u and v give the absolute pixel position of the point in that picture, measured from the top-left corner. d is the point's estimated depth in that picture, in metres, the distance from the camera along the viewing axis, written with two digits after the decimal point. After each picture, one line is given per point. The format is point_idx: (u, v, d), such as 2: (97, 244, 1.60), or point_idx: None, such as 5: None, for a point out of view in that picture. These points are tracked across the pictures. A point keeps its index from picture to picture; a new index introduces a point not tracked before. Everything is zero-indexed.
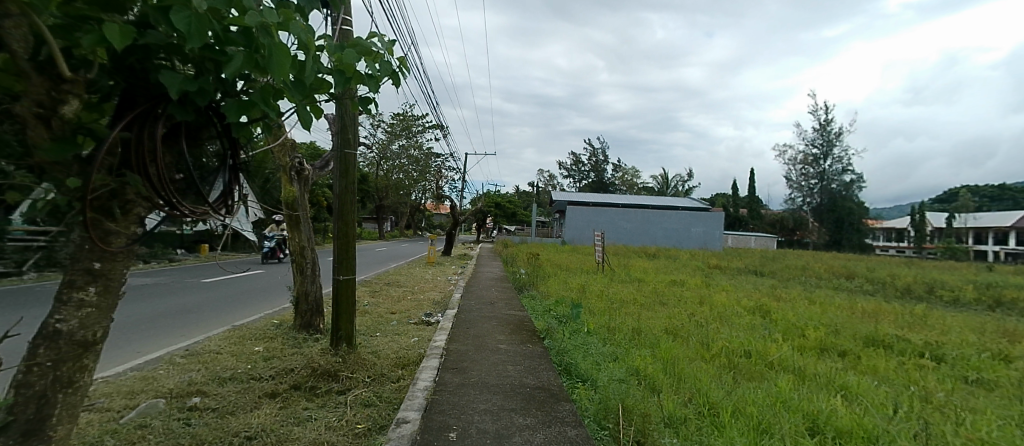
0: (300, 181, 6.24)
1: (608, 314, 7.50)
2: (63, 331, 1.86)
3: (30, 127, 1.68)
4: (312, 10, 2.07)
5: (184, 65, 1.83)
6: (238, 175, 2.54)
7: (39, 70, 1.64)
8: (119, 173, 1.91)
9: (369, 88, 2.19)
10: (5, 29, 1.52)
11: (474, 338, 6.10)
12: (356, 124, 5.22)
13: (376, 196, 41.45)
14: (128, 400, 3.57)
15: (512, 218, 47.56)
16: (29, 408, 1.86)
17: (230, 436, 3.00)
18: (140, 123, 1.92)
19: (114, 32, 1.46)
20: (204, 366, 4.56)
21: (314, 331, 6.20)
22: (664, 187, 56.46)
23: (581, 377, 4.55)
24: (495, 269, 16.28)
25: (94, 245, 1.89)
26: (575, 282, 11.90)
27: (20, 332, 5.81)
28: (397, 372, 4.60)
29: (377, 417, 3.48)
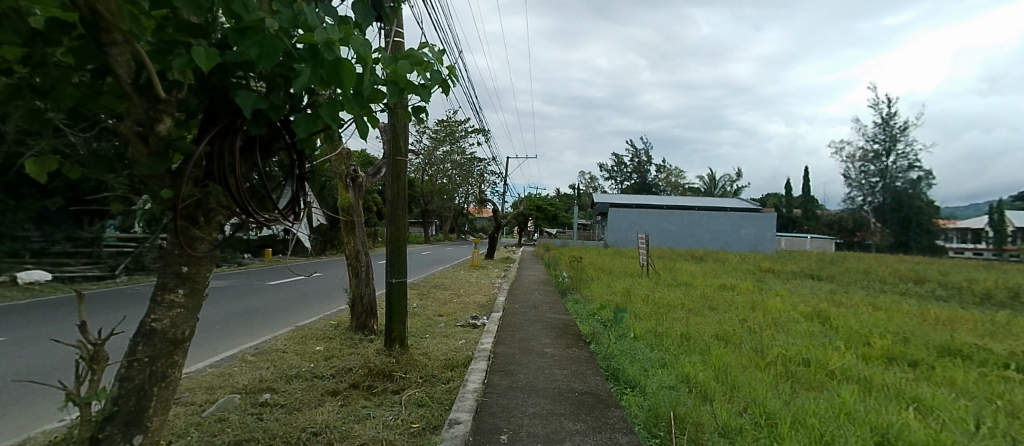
0: (355, 188, 6.51)
1: (655, 319, 7.34)
2: (158, 330, 2.03)
3: (131, 144, 1.85)
4: (367, 25, 2.16)
5: (258, 83, 1.96)
6: (304, 184, 2.67)
7: (139, 92, 1.80)
8: (203, 184, 2.06)
9: (421, 97, 2.25)
10: (113, 57, 1.68)
11: (520, 342, 6.12)
12: (407, 132, 5.37)
13: (421, 202, 42.49)
14: (209, 395, 3.83)
15: (554, 222, 47.51)
16: (131, 400, 2.04)
17: (298, 431, 3.14)
18: (220, 137, 2.06)
19: (201, 55, 1.58)
20: (272, 364, 4.83)
21: (369, 333, 6.40)
22: (711, 188, 54.61)
23: (630, 383, 4.45)
24: (539, 272, 16.26)
25: (182, 250, 2.05)
26: (619, 285, 11.72)
27: (123, 330, 6.41)
28: (447, 373, 4.68)
29: (431, 417, 3.56)
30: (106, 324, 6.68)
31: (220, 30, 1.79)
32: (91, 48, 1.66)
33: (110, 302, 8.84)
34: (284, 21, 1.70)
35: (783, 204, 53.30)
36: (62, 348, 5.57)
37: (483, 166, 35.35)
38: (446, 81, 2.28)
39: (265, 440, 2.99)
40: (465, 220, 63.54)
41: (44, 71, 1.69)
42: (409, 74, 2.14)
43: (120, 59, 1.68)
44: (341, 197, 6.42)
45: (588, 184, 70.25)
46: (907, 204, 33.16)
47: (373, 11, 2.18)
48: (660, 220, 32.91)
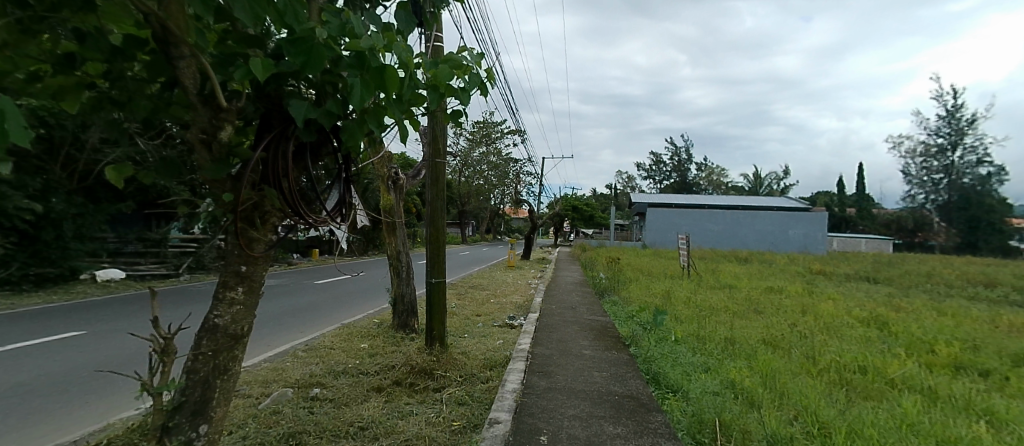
0: (396, 190, 6.66)
1: (696, 322, 7.14)
2: (220, 326, 2.15)
3: (197, 152, 1.97)
4: (409, 31, 2.21)
5: (310, 91, 2.03)
6: (351, 187, 2.76)
7: (203, 102, 1.90)
8: (260, 187, 2.17)
9: (461, 100, 2.29)
10: (181, 69, 1.79)
11: (558, 343, 6.09)
12: (446, 135, 5.46)
13: (457, 203, 43.11)
14: (264, 388, 4.03)
15: (590, 222, 47.13)
16: (196, 391, 2.18)
17: (346, 425, 3.25)
18: (274, 144, 2.15)
19: (258, 66, 1.65)
20: (321, 360, 5.03)
21: (410, 331, 6.54)
22: (756, 187, 52.58)
23: (671, 388, 4.34)
24: (576, 273, 16.15)
25: (242, 250, 2.16)
26: (659, 287, 11.48)
27: (188, 325, 6.86)
28: (486, 373, 4.72)
29: (471, 416, 3.60)
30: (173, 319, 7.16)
31: (275, 41, 1.87)
32: (163, 61, 1.78)
33: (175, 298, 9.46)
34: (333, 30, 1.76)
35: (835, 202, 50.57)
36: (136, 341, 6.00)
37: (519, 166, 35.40)
38: (485, 84, 2.31)
39: (316, 433, 3.11)
40: (501, 221, 63.88)
41: (122, 84, 1.82)
42: (448, 79, 2.18)
43: (187, 71, 1.79)
44: (384, 199, 6.60)
45: (626, 183, 69.05)
46: (975, 202, 30.37)
47: (414, 18, 2.23)
48: (702, 220, 31.93)
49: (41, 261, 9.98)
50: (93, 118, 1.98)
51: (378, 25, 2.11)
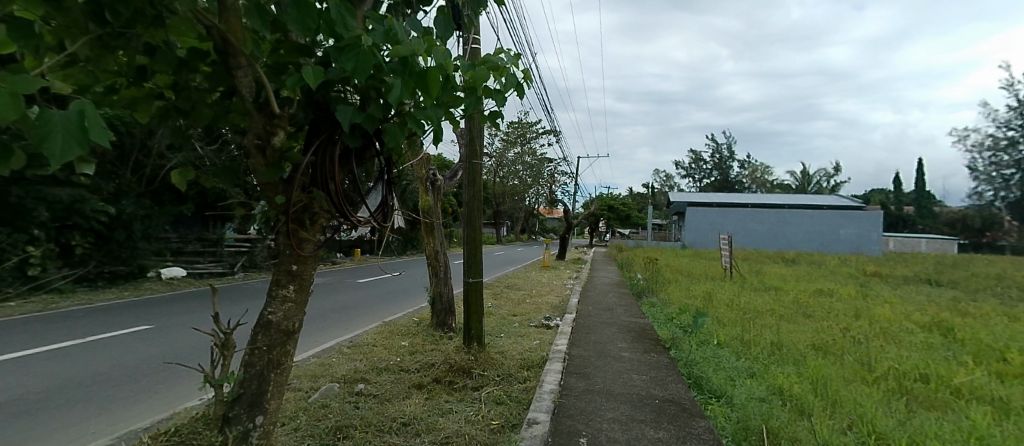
0: (434, 191, 6.78)
1: (740, 325, 6.89)
2: (274, 322, 2.26)
3: (252, 157, 2.07)
4: (448, 34, 2.24)
5: (355, 96, 2.10)
6: (393, 188, 2.83)
7: (259, 110, 2.00)
8: (309, 190, 2.25)
9: (499, 102, 2.30)
10: (240, 79, 1.89)
11: (596, 345, 6.02)
12: (483, 136, 5.52)
13: (494, 203, 43.37)
14: (312, 382, 4.21)
15: (627, 222, 46.39)
16: (253, 383, 2.30)
17: (389, 420, 3.33)
18: (323, 148, 2.23)
19: (310, 74, 1.71)
20: (364, 357, 5.18)
21: (448, 330, 6.63)
22: (804, 185, 50.29)
23: (714, 393, 4.20)
24: (612, 274, 15.97)
25: (293, 250, 2.26)
26: (699, 289, 11.16)
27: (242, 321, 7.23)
28: (523, 373, 4.73)
29: (509, 415, 3.62)
30: (231, 315, 7.58)
31: (322, 49, 1.95)
32: (223, 71, 1.88)
33: (229, 295, 9.97)
34: (377, 37, 1.81)
35: (891, 200, 47.63)
36: (199, 335, 6.38)
37: (554, 166, 35.29)
38: (521, 84, 2.31)
39: (361, 427, 3.20)
40: (536, 221, 63.80)
41: (186, 94, 1.94)
42: (486, 80, 2.19)
43: (244, 79, 1.88)
44: (422, 200, 6.73)
45: (665, 182, 67.59)
46: None
47: (452, 22, 2.26)
48: (745, 219, 30.82)
49: (113, 260, 10.74)
50: (161, 126, 2.12)
51: (418, 31, 2.15)
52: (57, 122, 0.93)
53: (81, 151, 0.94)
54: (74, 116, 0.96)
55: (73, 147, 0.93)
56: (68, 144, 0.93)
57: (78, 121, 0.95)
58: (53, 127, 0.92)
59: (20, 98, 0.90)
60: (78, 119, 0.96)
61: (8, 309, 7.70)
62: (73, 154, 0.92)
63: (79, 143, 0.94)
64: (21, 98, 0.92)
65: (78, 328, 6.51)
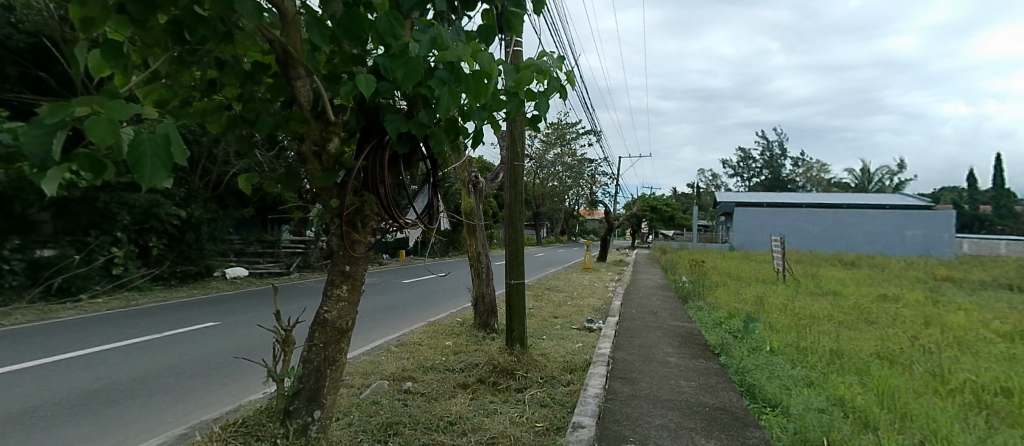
0: (476, 193, 6.85)
1: (795, 332, 6.57)
2: (329, 320, 2.36)
3: (309, 162, 2.16)
4: (491, 38, 2.26)
5: (403, 103, 2.17)
6: (438, 191, 2.88)
7: (316, 118, 2.09)
8: (361, 194, 2.33)
9: (542, 104, 2.29)
10: (299, 89, 1.99)
11: (641, 349, 5.91)
12: (524, 137, 5.51)
13: (534, 204, 43.30)
14: (364, 379, 4.36)
15: (670, 223, 45.16)
16: (312, 379, 2.40)
17: (437, 419, 3.39)
18: (374, 153, 2.31)
19: (364, 83, 1.76)
20: (411, 355, 5.31)
21: (491, 331, 6.67)
22: (864, 183, 47.31)
23: (769, 403, 4.00)
24: (656, 276, 15.58)
25: (346, 251, 2.35)
26: (749, 292, 10.72)
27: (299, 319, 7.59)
28: (566, 376, 4.69)
29: (554, 418, 3.60)
30: (288, 313, 7.96)
31: (373, 59, 2.01)
32: (284, 81, 1.98)
33: (286, 294, 10.46)
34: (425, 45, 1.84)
35: (965, 199, 44.03)
36: (261, 331, 6.73)
37: (595, 167, 34.82)
38: (564, 86, 2.29)
39: (410, 424, 3.28)
40: (577, 222, 63.09)
41: (252, 105, 2.07)
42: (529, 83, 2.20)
43: (302, 89, 1.98)
44: (464, 202, 6.81)
45: (711, 182, 65.30)
46: None
47: (495, 27, 2.28)
48: (798, 220, 29.33)
49: (184, 260, 11.47)
50: (228, 135, 2.26)
51: (462, 37, 2.18)
52: (147, 146, 1.01)
53: (167, 173, 1.02)
54: (160, 140, 1.04)
55: (159, 169, 1.01)
56: (157, 168, 1.00)
57: (165, 145, 1.03)
58: (145, 151, 1.00)
59: (118, 125, 0.98)
60: (163, 143, 1.04)
61: (94, 305, 8.37)
62: (161, 177, 0.99)
63: (166, 165, 1.02)
64: (118, 124, 1.01)
65: (153, 323, 7.02)
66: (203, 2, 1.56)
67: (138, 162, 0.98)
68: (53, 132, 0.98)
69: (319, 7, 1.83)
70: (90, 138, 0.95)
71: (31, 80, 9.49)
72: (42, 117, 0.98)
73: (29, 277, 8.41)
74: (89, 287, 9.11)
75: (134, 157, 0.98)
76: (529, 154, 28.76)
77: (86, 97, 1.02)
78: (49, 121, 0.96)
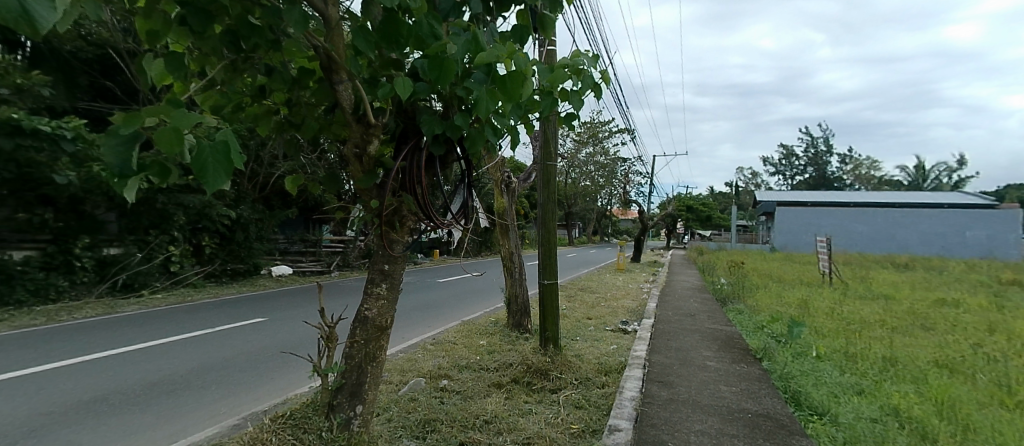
0: (509, 193, 6.87)
1: (843, 337, 6.27)
2: (369, 317, 2.42)
3: (351, 164, 2.22)
4: (526, 38, 2.26)
5: (440, 104, 2.20)
6: (473, 191, 2.90)
7: (357, 121, 2.13)
8: (400, 195, 2.38)
9: (577, 103, 2.27)
10: (342, 93, 2.05)
11: (678, 352, 5.78)
12: (557, 137, 5.48)
13: (567, 203, 43.04)
14: (402, 376, 4.45)
15: (708, 223, 43.94)
16: (353, 375, 2.47)
17: (473, 417, 3.42)
18: (411, 154, 2.34)
19: (401, 86, 1.80)
20: (446, 354, 5.38)
21: (524, 331, 6.67)
22: (918, 181, 44.62)
23: (816, 410, 3.83)
24: (692, 278, 15.19)
25: (385, 250, 2.41)
26: (792, 296, 10.29)
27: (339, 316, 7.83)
28: (601, 377, 4.64)
29: (589, 420, 3.57)
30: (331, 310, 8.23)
31: (410, 62, 2.05)
32: (327, 86, 2.04)
33: (327, 292, 10.79)
34: (461, 47, 1.86)
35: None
36: (305, 327, 6.97)
37: (629, 166, 34.27)
38: (599, 85, 2.26)
39: (447, 422, 3.32)
40: (610, 222, 62.19)
41: (298, 110, 2.15)
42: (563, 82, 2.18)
43: (345, 93, 2.03)
44: (497, 201, 6.85)
45: (751, 180, 63.13)
46: None
47: (529, 26, 2.28)
48: (845, 220, 27.98)
49: (235, 259, 12.03)
50: (276, 139, 2.35)
51: (497, 38, 2.19)
52: (208, 151, 1.06)
53: (228, 178, 1.08)
54: (220, 146, 1.09)
55: (221, 175, 1.07)
56: (220, 174, 1.06)
57: (227, 151, 1.09)
58: (206, 156, 1.05)
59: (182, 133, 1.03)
60: (223, 149, 1.09)
61: (152, 301, 8.89)
62: (223, 182, 1.05)
63: (227, 170, 1.08)
64: (183, 131, 1.07)
65: (205, 319, 7.39)
66: (256, 12, 1.64)
67: (201, 168, 1.04)
68: (131, 141, 1.04)
69: (361, 12, 1.88)
70: (160, 148, 1.02)
71: (98, 89, 10.18)
72: (117, 127, 1.05)
73: (97, 273, 9.00)
74: (149, 284, 9.67)
75: (197, 164, 1.04)
76: (562, 154, 28.56)
77: (154, 106, 1.08)
78: (125, 132, 1.02)
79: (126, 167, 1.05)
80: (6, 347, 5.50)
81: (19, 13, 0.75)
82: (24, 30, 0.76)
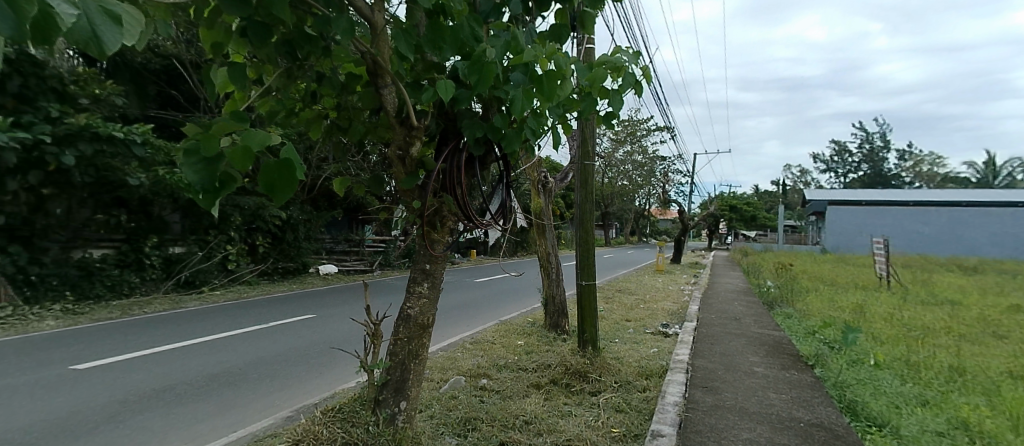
0: (546, 193, 6.84)
1: (903, 345, 5.89)
2: (412, 316, 2.47)
3: (395, 166, 2.27)
4: (565, 38, 2.27)
5: (479, 106, 2.22)
6: (511, 191, 2.90)
7: (400, 123, 2.17)
8: (440, 195, 2.41)
9: (617, 101, 2.23)
10: (387, 97, 2.10)
11: (723, 357, 5.59)
12: (595, 136, 5.41)
13: (603, 203, 42.54)
14: (442, 374, 4.53)
15: (752, 223, 42.34)
16: (398, 371, 2.52)
17: (513, 417, 3.43)
18: (452, 155, 2.37)
19: (442, 89, 1.83)
20: (485, 353, 5.42)
21: (561, 332, 6.63)
22: (988, 177, 41.35)
23: (875, 422, 3.62)
24: (736, 280, 14.69)
25: (426, 250, 2.44)
26: (846, 300, 9.75)
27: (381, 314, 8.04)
28: (642, 381, 4.55)
29: (631, 424, 3.51)
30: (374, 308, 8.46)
31: (451, 65, 2.08)
32: (372, 91, 2.10)
33: (370, 290, 11.08)
34: (500, 49, 1.87)
35: None
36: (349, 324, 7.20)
37: (668, 164, 33.45)
38: (640, 82, 2.22)
39: (488, 421, 3.34)
40: (648, 222, 60.96)
41: (345, 113, 2.23)
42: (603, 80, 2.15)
43: (390, 96, 2.09)
44: (534, 201, 6.84)
45: (800, 179, 60.30)
46: None
47: (568, 25, 2.27)
48: (904, 220, 26.29)
49: (285, 257, 12.58)
50: (326, 143, 2.45)
51: (536, 38, 2.19)
52: (275, 170, 1.24)
53: (293, 191, 1.28)
54: (286, 165, 1.25)
55: (287, 189, 1.27)
56: (287, 188, 1.26)
57: (292, 166, 1.25)
58: (274, 174, 1.24)
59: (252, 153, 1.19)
60: (289, 166, 1.25)
61: (210, 297, 9.41)
62: (290, 196, 1.27)
63: (292, 186, 1.27)
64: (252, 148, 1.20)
65: (258, 315, 7.76)
66: (309, 21, 1.72)
67: (272, 185, 1.25)
68: (211, 160, 1.19)
69: (404, 18, 1.93)
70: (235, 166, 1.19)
71: (165, 97, 10.88)
72: (195, 146, 1.18)
73: (163, 271, 9.60)
74: (208, 281, 10.26)
75: (267, 180, 1.24)
76: (599, 153, 28.18)
77: (224, 124, 1.21)
78: (206, 152, 1.17)
79: (206, 183, 1.19)
80: (84, 338, 5.97)
81: (89, 36, 0.84)
82: (92, 51, 0.84)
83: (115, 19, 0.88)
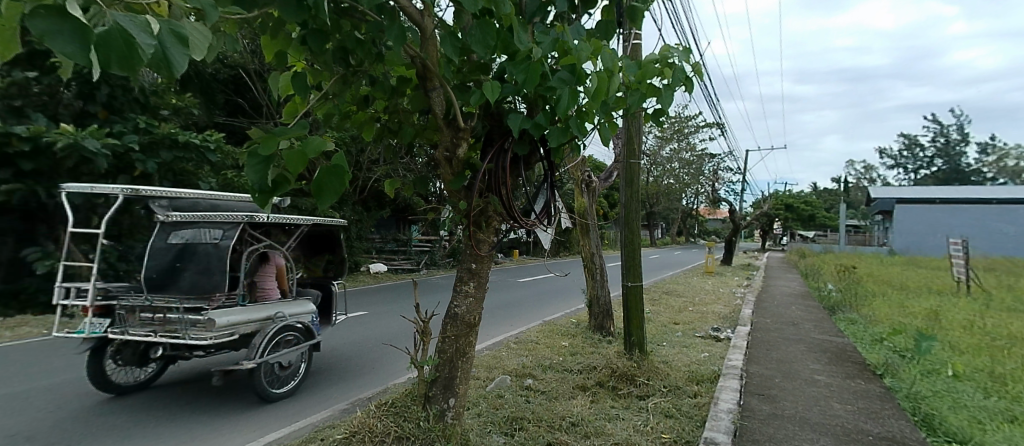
0: (590, 192, 6.75)
1: (987, 355, 5.39)
2: (459, 313, 2.51)
3: (442, 167, 2.31)
4: (614, 33, 2.23)
5: (524, 105, 2.23)
6: (556, 191, 2.89)
7: (448, 125, 2.21)
8: (485, 196, 2.42)
9: (666, 99, 2.17)
10: (436, 99, 2.14)
11: (779, 363, 5.32)
12: (642, 134, 5.29)
13: (649, 203, 41.48)
14: (488, 372, 4.57)
15: (809, 223, 40.03)
16: (446, 368, 2.57)
17: (558, 418, 3.41)
18: (497, 156, 2.38)
19: (488, 90, 1.85)
20: (530, 353, 5.42)
21: (607, 334, 6.53)
22: None
23: (955, 437, 3.32)
24: (793, 283, 13.94)
25: (472, 249, 2.47)
26: (918, 305, 9.04)
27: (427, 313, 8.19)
28: (693, 386, 4.40)
29: (682, 431, 3.40)
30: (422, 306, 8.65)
31: (497, 65, 2.09)
32: (421, 93, 2.15)
33: (417, 289, 11.34)
34: (546, 48, 1.86)
35: None
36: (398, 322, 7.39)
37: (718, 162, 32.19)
38: (691, 79, 2.15)
39: (534, 421, 3.35)
40: (696, 222, 58.95)
41: (397, 116, 2.30)
42: (652, 78, 2.10)
43: (438, 99, 2.12)
44: (577, 201, 6.77)
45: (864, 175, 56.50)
46: None
47: (617, 21, 2.23)
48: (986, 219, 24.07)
49: None
50: (378, 145, 2.54)
51: (583, 36, 2.16)
52: (325, 176, 1.30)
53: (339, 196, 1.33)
54: (334, 172, 1.31)
55: (335, 194, 1.32)
56: (335, 193, 1.31)
57: (341, 173, 1.32)
58: (324, 181, 1.30)
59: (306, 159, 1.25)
60: (336, 174, 1.31)
61: None
62: (335, 202, 1.32)
63: (339, 191, 1.32)
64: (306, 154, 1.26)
65: None
66: (361, 27, 1.77)
67: (320, 190, 1.30)
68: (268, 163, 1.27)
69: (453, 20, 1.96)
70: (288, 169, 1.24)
71: (231, 105, 11.62)
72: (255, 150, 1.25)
73: None
74: None
75: (317, 186, 1.29)
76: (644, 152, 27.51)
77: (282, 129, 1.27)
78: (264, 156, 1.26)
79: (263, 184, 1.29)
80: None
81: (161, 58, 0.91)
82: (163, 72, 0.91)
83: (183, 40, 0.96)
